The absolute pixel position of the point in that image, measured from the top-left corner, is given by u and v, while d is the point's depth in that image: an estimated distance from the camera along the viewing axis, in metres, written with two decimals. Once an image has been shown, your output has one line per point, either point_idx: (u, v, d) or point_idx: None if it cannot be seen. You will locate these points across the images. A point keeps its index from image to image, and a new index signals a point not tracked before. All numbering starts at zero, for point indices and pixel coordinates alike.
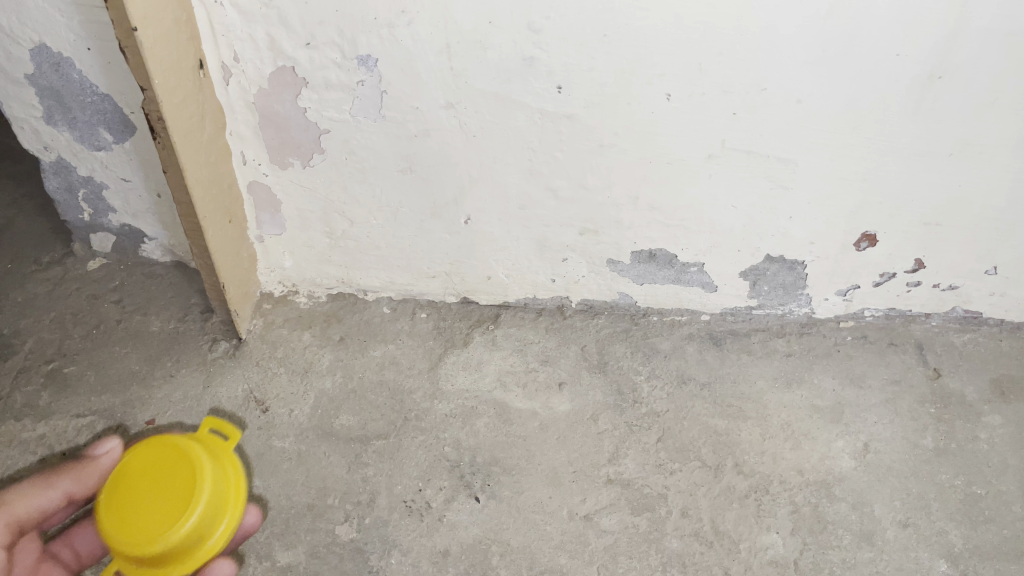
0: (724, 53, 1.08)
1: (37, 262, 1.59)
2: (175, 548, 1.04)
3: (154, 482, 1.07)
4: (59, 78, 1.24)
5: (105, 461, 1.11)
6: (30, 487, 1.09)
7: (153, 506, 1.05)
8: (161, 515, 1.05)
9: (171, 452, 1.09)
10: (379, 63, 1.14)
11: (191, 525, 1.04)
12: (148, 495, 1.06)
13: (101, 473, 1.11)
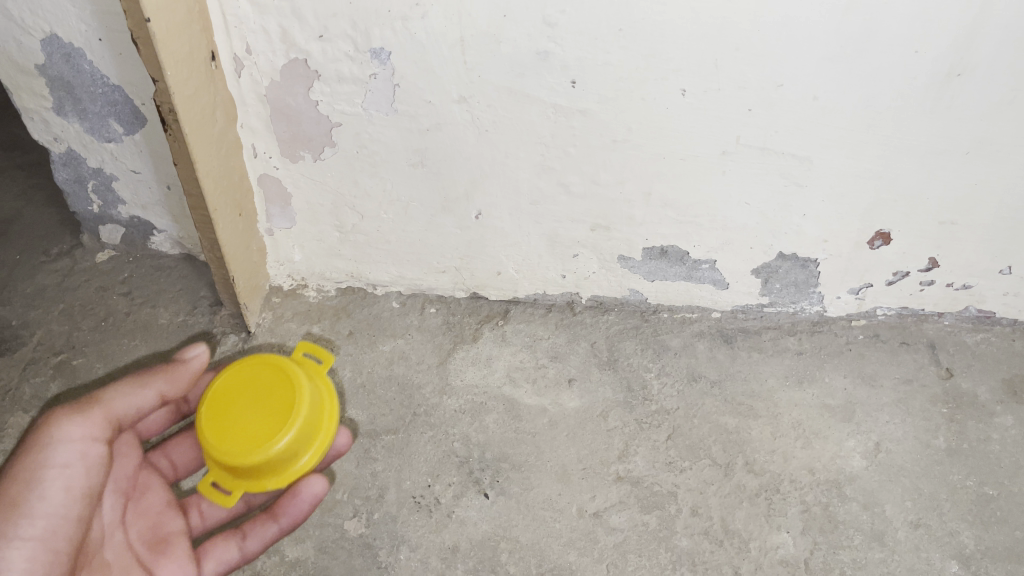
0: (740, 48, 1.07)
1: (46, 253, 1.59)
2: (269, 463, 1.12)
3: (254, 398, 1.15)
4: (70, 69, 1.23)
5: (195, 362, 1.20)
6: (129, 385, 1.16)
7: (251, 421, 1.13)
8: (258, 430, 1.13)
9: (271, 372, 1.17)
10: (392, 56, 1.13)
11: (285, 443, 1.12)
12: (247, 410, 1.14)
13: (193, 373, 1.20)
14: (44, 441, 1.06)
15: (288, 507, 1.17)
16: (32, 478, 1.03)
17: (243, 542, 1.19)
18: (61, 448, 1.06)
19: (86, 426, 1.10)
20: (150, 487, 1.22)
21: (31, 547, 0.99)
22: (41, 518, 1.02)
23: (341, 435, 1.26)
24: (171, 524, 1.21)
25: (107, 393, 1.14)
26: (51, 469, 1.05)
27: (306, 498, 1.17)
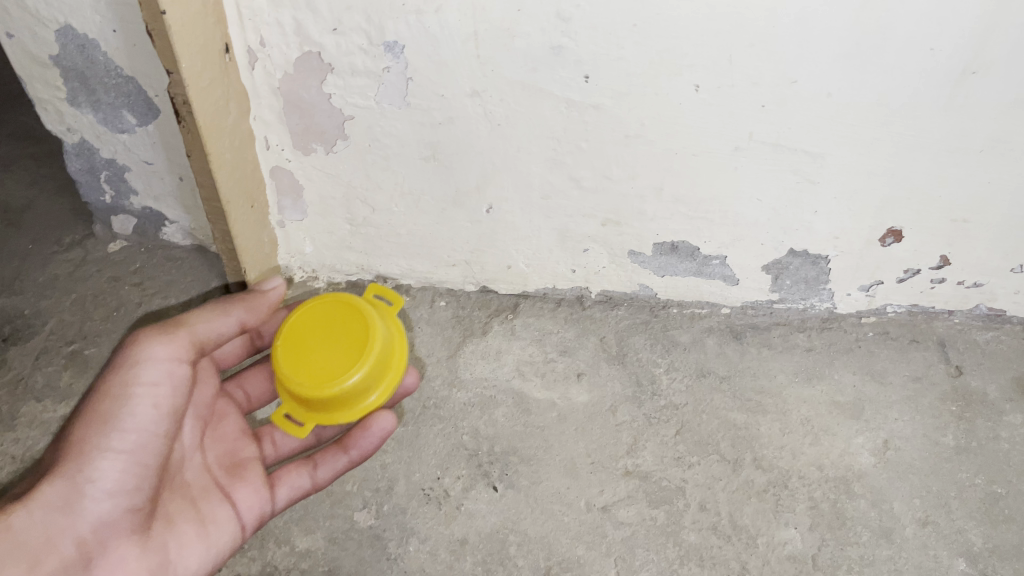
0: (755, 44, 1.07)
1: (58, 243, 1.59)
2: (340, 398, 1.13)
3: (327, 334, 1.16)
4: (85, 60, 1.24)
5: (270, 295, 1.23)
6: (211, 311, 1.17)
7: (323, 357, 1.14)
8: (329, 366, 1.13)
9: (345, 308, 1.17)
10: (405, 50, 1.13)
11: (355, 380, 1.12)
12: (321, 345, 1.15)
13: (269, 304, 1.23)
14: (132, 359, 1.07)
15: (359, 440, 1.21)
16: (122, 394, 1.05)
17: (314, 471, 1.22)
18: (150, 367, 1.07)
19: (173, 349, 1.10)
20: (227, 415, 1.25)
21: (122, 462, 1.04)
22: (131, 433, 1.05)
23: (409, 374, 1.28)
24: (247, 451, 1.24)
25: (191, 317, 1.14)
26: (139, 388, 1.06)
27: (375, 432, 1.20)
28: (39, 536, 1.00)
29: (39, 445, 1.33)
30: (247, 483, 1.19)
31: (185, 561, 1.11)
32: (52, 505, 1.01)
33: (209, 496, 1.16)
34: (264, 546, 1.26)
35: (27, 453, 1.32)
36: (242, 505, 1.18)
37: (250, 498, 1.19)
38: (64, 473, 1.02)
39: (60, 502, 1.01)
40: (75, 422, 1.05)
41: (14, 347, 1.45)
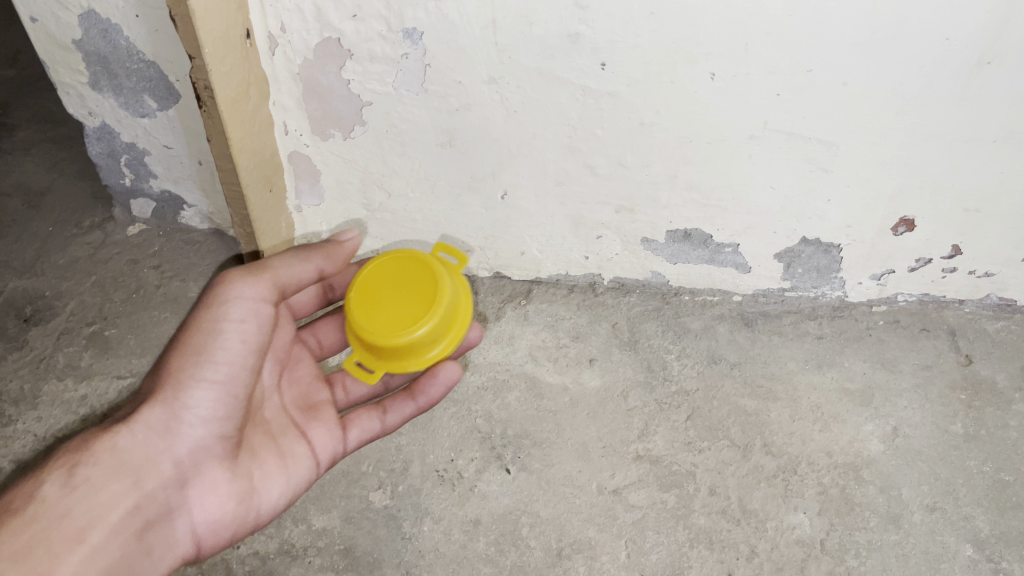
0: (771, 32, 1.07)
1: (77, 226, 1.62)
2: (407, 348, 1.14)
3: (397, 286, 1.16)
4: (107, 44, 1.25)
5: (348, 245, 1.22)
6: (295, 254, 1.17)
7: (393, 307, 1.14)
8: (398, 316, 1.14)
9: (414, 263, 1.17)
10: (424, 36, 1.15)
11: (423, 332, 1.12)
12: (391, 296, 1.15)
13: (347, 254, 1.23)
14: (223, 295, 1.08)
15: (426, 388, 1.22)
16: (214, 328, 1.07)
17: (383, 415, 1.23)
18: (240, 303, 1.09)
19: (260, 287, 1.11)
20: (301, 359, 1.25)
21: (214, 392, 1.06)
22: (223, 366, 1.06)
23: (473, 328, 1.28)
24: (322, 394, 1.24)
25: (275, 260, 1.15)
26: (229, 323, 1.07)
27: (442, 380, 1.21)
28: (137, 459, 1.03)
29: (61, 424, 1.36)
30: (321, 423, 1.20)
31: (268, 492, 1.13)
32: (150, 429, 1.04)
33: (288, 434, 1.17)
34: (281, 523, 1.28)
35: (50, 431, 1.34)
36: (317, 445, 1.19)
37: (325, 439, 1.20)
38: (161, 399, 1.05)
39: (157, 427, 1.05)
40: (171, 352, 1.08)
41: (36, 328, 1.47)
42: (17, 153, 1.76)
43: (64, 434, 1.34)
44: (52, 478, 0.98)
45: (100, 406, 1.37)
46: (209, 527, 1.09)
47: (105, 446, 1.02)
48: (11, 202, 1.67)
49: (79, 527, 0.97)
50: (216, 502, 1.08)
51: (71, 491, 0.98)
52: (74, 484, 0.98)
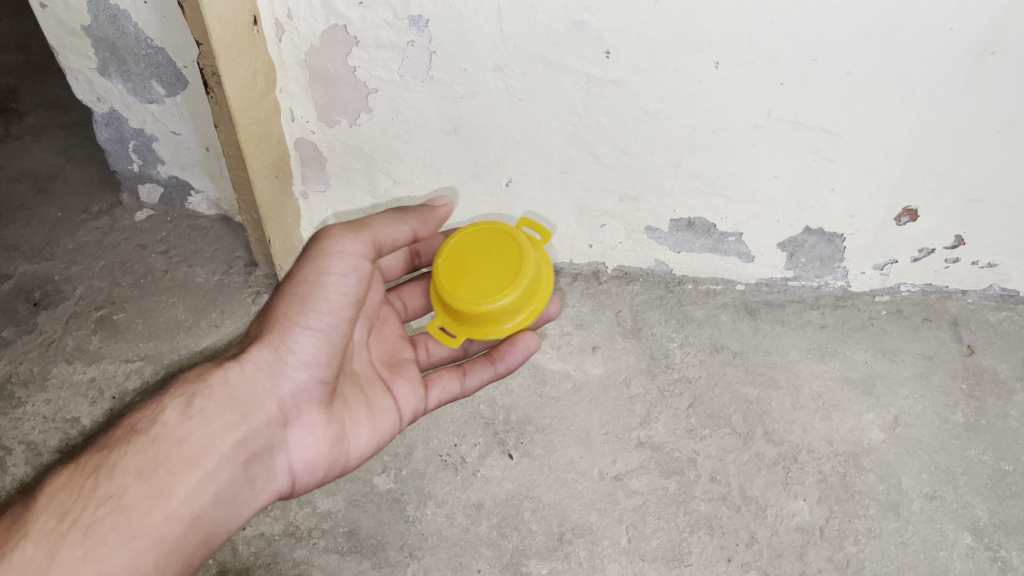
0: (775, 21, 1.08)
1: (86, 211, 1.63)
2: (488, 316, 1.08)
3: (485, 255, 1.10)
4: (116, 30, 1.26)
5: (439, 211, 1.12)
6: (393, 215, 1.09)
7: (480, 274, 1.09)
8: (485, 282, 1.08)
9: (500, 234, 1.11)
10: (429, 24, 1.15)
11: (506, 302, 1.07)
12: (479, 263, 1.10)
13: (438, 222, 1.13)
14: (325, 247, 1.02)
15: (506, 354, 1.13)
16: (318, 277, 1.01)
17: (464, 378, 1.16)
18: (344, 256, 1.02)
19: (360, 246, 1.04)
20: (387, 319, 1.18)
21: (320, 339, 0.99)
22: (328, 315, 1.00)
23: (551, 302, 1.20)
24: (405, 352, 1.17)
25: (378, 218, 1.07)
26: (333, 276, 1.01)
27: (521, 350, 1.12)
28: (246, 393, 0.95)
29: (70, 406, 1.37)
30: (405, 379, 1.13)
31: (358, 439, 1.06)
32: (261, 366, 0.97)
33: (375, 387, 1.10)
34: (286, 505, 1.29)
35: (59, 413, 1.36)
36: (401, 400, 1.12)
37: (409, 396, 1.13)
38: (274, 336, 0.98)
39: (267, 365, 0.98)
40: (279, 294, 1.01)
41: (45, 312, 1.49)
42: (26, 139, 1.78)
43: (73, 416, 1.36)
44: (170, 404, 0.91)
45: (109, 389, 1.39)
46: (305, 469, 1.02)
47: (217, 379, 0.95)
48: (20, 187, 1.68)
49: (194, 455, 0.89)
50: (313, 445, 1.01)
51: (188, 417, 0.91)
52: (192, 413, 0.91)
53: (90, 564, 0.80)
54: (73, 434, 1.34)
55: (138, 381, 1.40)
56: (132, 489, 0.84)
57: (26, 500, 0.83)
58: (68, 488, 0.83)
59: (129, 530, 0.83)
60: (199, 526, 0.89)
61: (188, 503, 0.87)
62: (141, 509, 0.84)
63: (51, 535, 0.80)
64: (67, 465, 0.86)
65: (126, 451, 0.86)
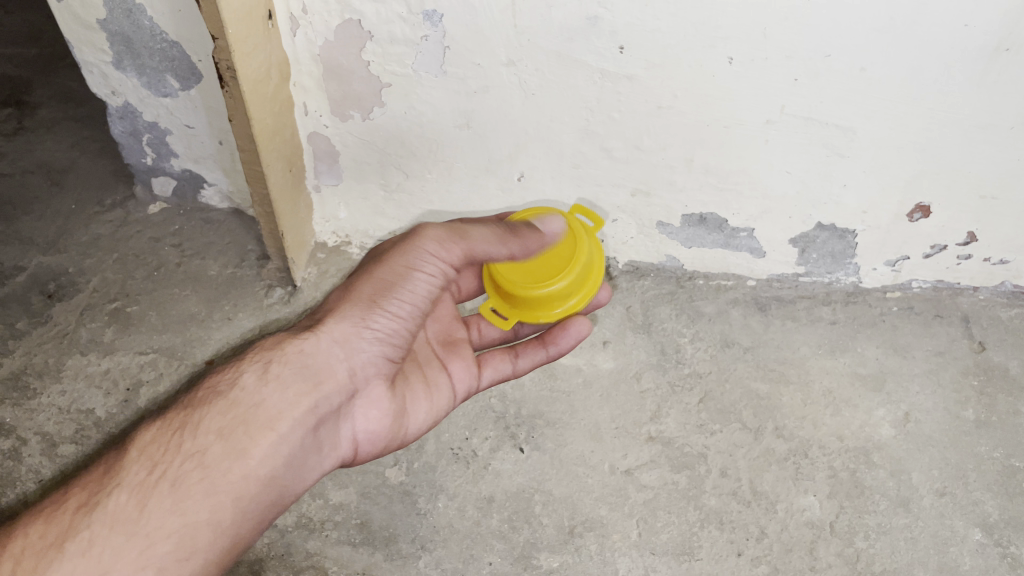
0: (789, 17, 1.08)
1: (99, 204, 1.64)
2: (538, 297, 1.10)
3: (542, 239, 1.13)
4: (131, 24, 1.27)
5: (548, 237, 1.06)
6: (499, 232, 1.04)
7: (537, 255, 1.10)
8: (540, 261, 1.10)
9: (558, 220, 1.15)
10: (444, 19, 1.16)
11: (558, 287, 1.08)
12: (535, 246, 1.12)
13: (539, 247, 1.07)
14: (417, 243, 1.04)
15: (558, 338, 1.17)
16: (408, 270, 1.03)
17: (516, 359, 1.19)
18: (430, 255, 1.04)
19: (446, 250, 1.04)
20: (443, 297, 1.18)
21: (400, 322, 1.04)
22: (410, 300, 1.04)
23: (602, 290, 1.24)
24: (461, 329, 1.20)
25: (470, 229, 1.03)
26: (420, 273, 1.04)
27: (573, 334, 1.16)
28: (316, 365, 0.99)
29: (84, 397, 1.38)
30: (461, 358, 1.16)
31: (419, 412, 1.11)
32: (336, 339, 1.01)
33: (432, 365, 1.14)
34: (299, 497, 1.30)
35: (74, 404, 1.37)
36: (456, 378, 1.15)
37: (464, 375, 1.16)
38: (354, 309, 1.02)
39: (343, 338, 1.01)
40: (365, 274, 1.05)
41: (59, 303, 1.50)
42: (39, 131, 1.79)
43: (88, 408, 1.37)
44: (248, 371, 0.95)
45: (123, 381, 1.40)
46: (367, 439, 1.06)
47: (292, 350, 0.99)
48: (34, 179, 1.69)
49: (267, 419, 0.93)
50: (378, 416, 1.06)
51: (262, 385, 0.95)
52: (268, 378, 0.95)
53: (174, 515, 0.85)
54: (88, 425, 1.35)
55: (152, 373, 1.41)
56: (213, 448, 0.89)
57: (122, 448, 0.89)
58: (157, 442, 0.89)
59: (210, 484, 0.88)
60: (270, 488, 0.93)
61: (262, 463, 0.92)
62: (220, 465, 0.89)
63: (140, 487, 0.85)
64: (156, 421, 0.91)
65: (210, 411, 0.92)
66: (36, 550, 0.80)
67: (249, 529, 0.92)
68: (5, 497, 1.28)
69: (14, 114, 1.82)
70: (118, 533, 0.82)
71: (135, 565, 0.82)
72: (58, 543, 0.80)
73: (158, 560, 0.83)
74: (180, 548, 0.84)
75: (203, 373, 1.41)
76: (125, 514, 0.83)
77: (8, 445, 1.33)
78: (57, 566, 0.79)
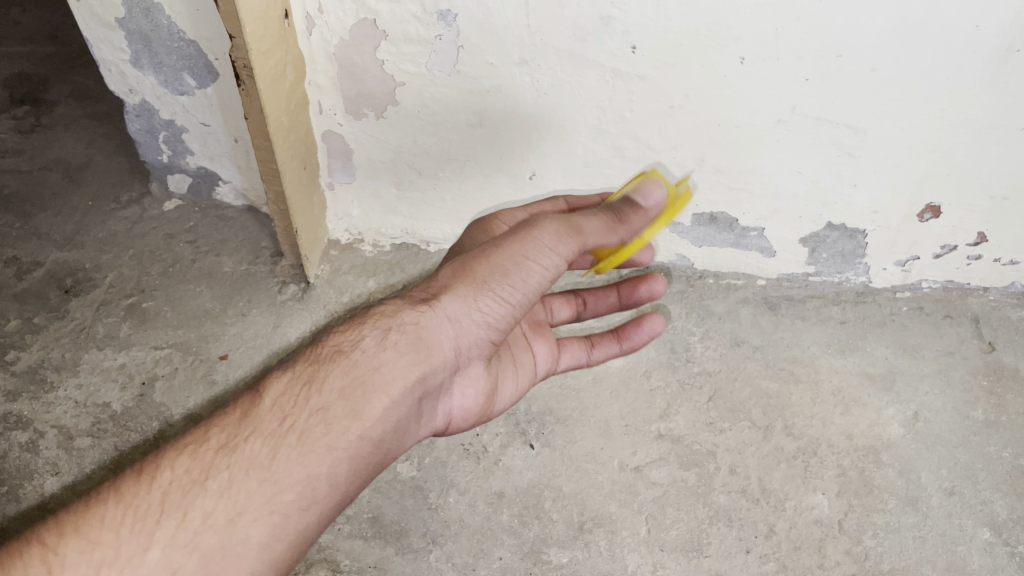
0: (802, 18, 1.08)
1: (116, 200, 1.66)
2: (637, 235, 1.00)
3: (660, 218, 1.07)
4: (149, 23, 1.29)
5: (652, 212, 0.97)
6: (607, 219, 0.95)
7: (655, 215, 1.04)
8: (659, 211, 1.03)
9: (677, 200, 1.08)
10: (458, 18, 1.17)
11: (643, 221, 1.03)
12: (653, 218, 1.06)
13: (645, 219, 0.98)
14: (534, 235, 0.93)
15: (632, 334, 1.22)
16: (522, 259, 0.93)
17: (591, 350, 1.23)
18: (546, 248, 0.92)
19: (564, 246, 0.93)
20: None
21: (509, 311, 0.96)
22: (522, 292, 0.94)
23: (658, 281, 1.24)
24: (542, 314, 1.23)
25: (585, 222, 0.93)
26: (538, 266, 0.93)
27: (647, 331, 1.22)
28: (429, 338, 0.96)
29: (100, 391, 1.40)
30: (545, 340, 1.19)
31: (507, 387, 1.11)
32: (451, 315, 0.96)
33: (520, 344, 1.15)
34: None
35: (90, 398, 1.39)
36: (539, 359, 1.18)
37: (546, 355, 1.19)
38: (467, 286, 0.95)
39: (456, 314, 0.96)
40: (482, 255, 0.96)
41: (76, 299, 1.51)
42: (56, 129, 1.81)
43: (104, 402, 1.39)
44: (368, 335, 0.94)
45: (139, 375, 1.42)
46: (459, 415, 1.06)
47: (409, 319, 0.95)
48: (51, 176, 1.71)
49: (382, 384, 0.92)
50: (472, 394, 1.05)
51: (382, 350, 0.94)
52: (387, 345, 0.94)
53: (301, 467, 0.85)
54: (105, 419, 1.37)
55: (168, 367, 1.43)
56: (336, 407, 0.89)
57: (253, 393, 0.89)
58: (288, 394, 0.89)
59: (332, 440, 0.87)
60: (381, 450, 0.93)
61: (376, 427, 0.91)
62: (340, 424, 0.89)
63: (273, 434, 0.86)
64: (286, 371, 0.91)
65: (332, 369, 0.91)
66: (179, 484, 0.81)
67: (358, 487, 0.91)
68: (23, 489, 1.29)
69: (32, 111, 1.84)
70: (254, 477, 0.83)
71: (266, 510, 0.82)
72: (201, 479, 0.81)
73: (286, 509, 0.83)
74: (303, 498, 0.84)
75: (218, 368, 1.43)
76: (260, 460, 0.84)
77: (25, 437, 1.34)
78: (198, 503, 0.80)
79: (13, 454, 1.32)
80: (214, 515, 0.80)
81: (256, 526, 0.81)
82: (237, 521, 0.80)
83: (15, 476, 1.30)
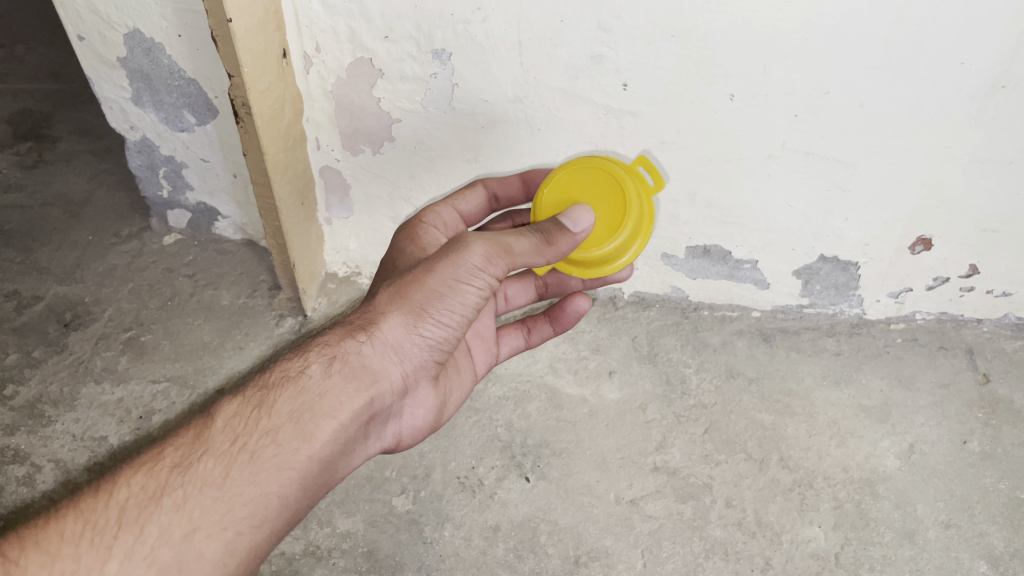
0: (789, 56, 1.11)
1: (116, 234, 1.68)
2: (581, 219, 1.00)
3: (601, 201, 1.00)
4: (150, 62, 1.31)
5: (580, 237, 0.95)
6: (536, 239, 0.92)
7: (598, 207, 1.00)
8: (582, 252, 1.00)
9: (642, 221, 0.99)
10: (452, 57, 1.19)
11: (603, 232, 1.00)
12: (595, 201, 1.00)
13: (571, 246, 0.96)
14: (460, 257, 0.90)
15: (562, 317, 1.16)
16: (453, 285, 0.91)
17: (528, 335, 1.20)
18: (475, 269, 0.91)
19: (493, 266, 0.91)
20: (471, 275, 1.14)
21: (446, 330, 0.95)
22: (459, 312, 0.93)
23: (581, 298, 1.13)
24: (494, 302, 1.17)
25: (513, 242, 0.90)
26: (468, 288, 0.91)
27: (572, 311, 1.15)
28: (371, 365, 0.94)
29: (95, 424, 1.40)
30: (485, 338, 1.15)
31: (452, 400, 1.09)
32: (390, 341, 0.94)
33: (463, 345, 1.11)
34: (306, 525, 1.30)
35: (86, 432, 1.39)
36: (478, 360, 1.15)
37: (485, 357, 1.16)
38: (405, 313, 0.93)
39: (396, 340, 0.94)
40: (415, 280, 0.93)
41: (75, 332, 1.52)
42: (58, 164, 1.83)
43: (100, 436, 1.39)
44: (314, 361, 0.92)
45: (136, 409, 1.42)
46: (412, 434, 1.04)
47: (351, 348, 0.93)
48: (52, 212, 1.73)
49: (329, 408, 0.90)
50: (423, 413, 1.04)
51: (329, 376, 0.91)
52: (334, 371, 0.92)
53: (254, 485, 0.83)
54: (101, 453, 1.37)
55: (165, 401, 1.43)
56: (285, 429, 0.87)
57: (204, 416, 0.88)
58: (239, 416, 0.87)
59: (283, 460, 0.86)
60: (329, 473, 0.91)
61: (325, 449, 0.89)
62: (290, 445, 0.87)
63: (225, 454, 0.84)
64: (237, 396, 0.90)
65: (281, 394, 0.89)
66: (136, 501, 0.80)
67: (306, 508, 0.89)
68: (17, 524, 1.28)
69: (35, 147, 1.87)
70: (208, 493, 0.81)
71: (220, 525, 0.81)
72: (157, 495, 0.80)
73: (238, 526, 0.82)
74: (256, 515, 0.83)
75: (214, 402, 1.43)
76: (213, 477, 0.82)
77: (22, 472, 1.34)
78: (155, 518, 0.79)
79: (9, 488, 1.32)
80: (170, 530, 0.79)
81: (211, 541, 0.80)
82: (192, 535, 0.79)
83: (10, 510, 1.30)
